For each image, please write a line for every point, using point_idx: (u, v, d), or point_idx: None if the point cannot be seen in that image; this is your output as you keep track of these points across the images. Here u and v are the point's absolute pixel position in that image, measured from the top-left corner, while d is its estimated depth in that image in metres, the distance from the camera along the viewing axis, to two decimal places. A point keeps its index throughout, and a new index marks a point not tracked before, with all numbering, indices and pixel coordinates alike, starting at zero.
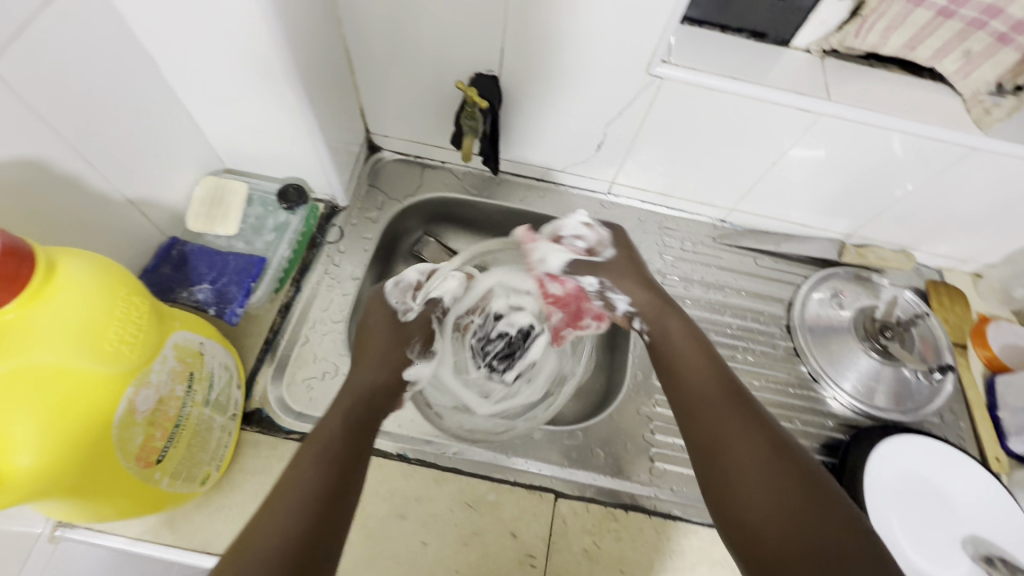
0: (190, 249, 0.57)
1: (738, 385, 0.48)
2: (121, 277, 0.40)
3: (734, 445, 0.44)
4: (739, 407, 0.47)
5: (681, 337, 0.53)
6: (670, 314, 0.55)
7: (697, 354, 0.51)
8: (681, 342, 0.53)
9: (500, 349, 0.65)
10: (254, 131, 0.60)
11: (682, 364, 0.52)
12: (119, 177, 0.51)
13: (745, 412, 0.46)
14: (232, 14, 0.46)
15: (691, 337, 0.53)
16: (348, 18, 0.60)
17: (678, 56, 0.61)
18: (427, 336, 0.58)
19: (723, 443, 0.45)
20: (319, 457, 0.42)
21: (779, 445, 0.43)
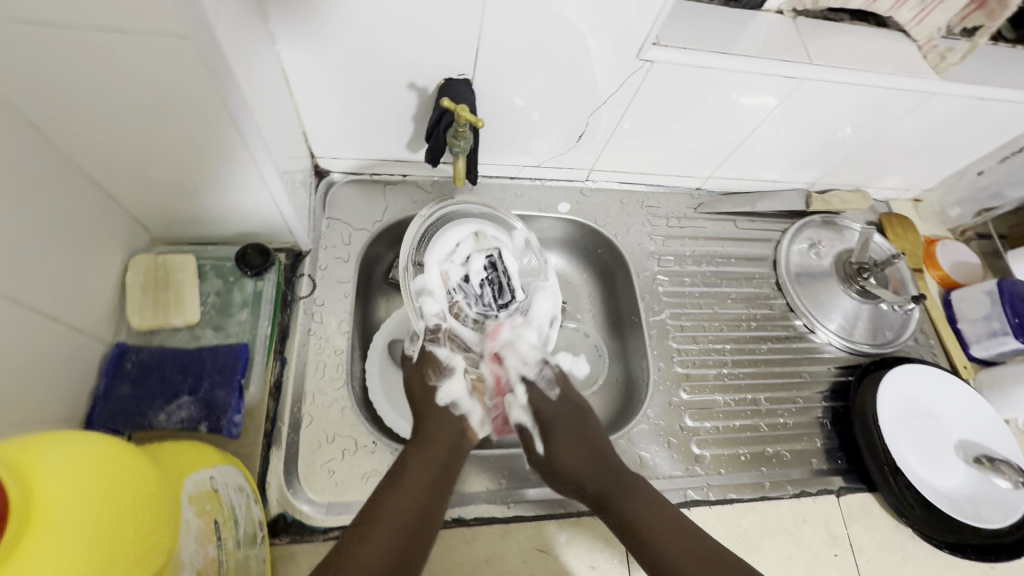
0: (148, 357, 0.47)
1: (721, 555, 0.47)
2: (111, 455, 0.30)
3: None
4: (668, 520, 0.50)
5: (657, 512, 0.50)
6: (581, 432, 0.55)
7: (672, 531, 0.49)
8: (657, 517, 0.50)
9: (491, 290, 0.58)
10: (193, 189, 0.48)
11: (631, 503, 0.51)
12: (36, 290, 0.39)
13: None
14: (161, 58, 0.34)
15: (668, 518, 0.50)
16: (282, 33, 0.48)
17: (663, 34, 0.57)
18: (434, 357, 0.53)
19: (669, 558, 0.47)
20: (390, 527, 0.43)
21: None
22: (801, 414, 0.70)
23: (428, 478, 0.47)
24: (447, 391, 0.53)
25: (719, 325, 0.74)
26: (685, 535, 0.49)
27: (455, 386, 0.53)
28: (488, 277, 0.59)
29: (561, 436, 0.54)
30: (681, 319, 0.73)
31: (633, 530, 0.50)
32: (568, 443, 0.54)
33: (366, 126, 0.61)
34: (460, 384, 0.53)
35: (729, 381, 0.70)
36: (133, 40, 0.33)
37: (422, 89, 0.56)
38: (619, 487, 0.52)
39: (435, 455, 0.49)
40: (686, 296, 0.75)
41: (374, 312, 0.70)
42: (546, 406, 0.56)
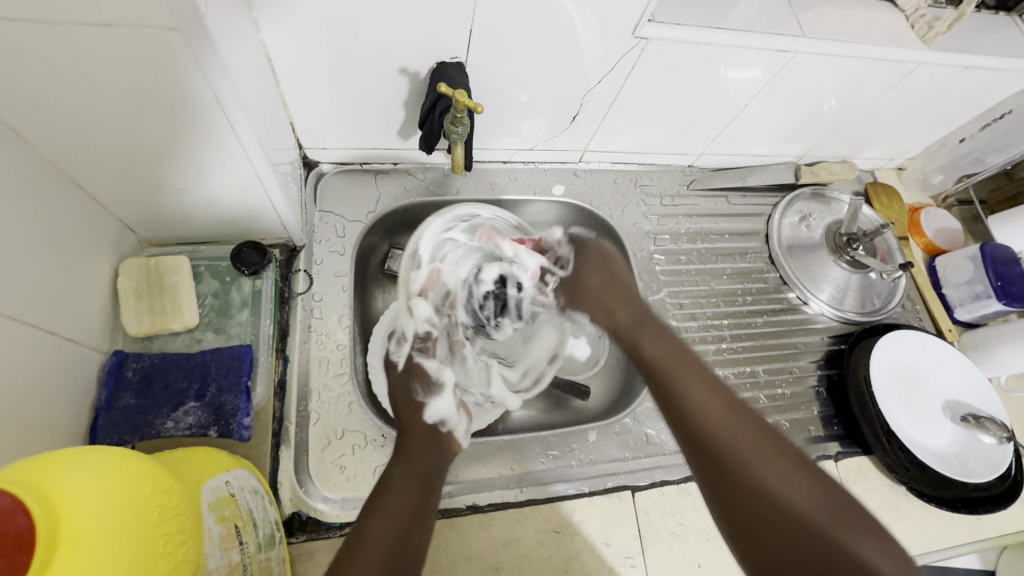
0: (148, 363, 0.45)
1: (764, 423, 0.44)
2: (132, 468, 0.29)
3: (776, 480, 0.40)
4: (736, 404, 0.46)
5: (702, 396, 0.47)
6: (667, 331, 0.54)
7: (717, 399, 0.46)
8: (703, 400, 0.46)
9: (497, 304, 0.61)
10: (182, 188, 0.46)
11: (687, 395, 0.47)
12: (26, 302, 0.37)
13: (764, 442, 0.43)
14: (149, 52, 0.33)
15: (717, 397, 0.46)
16: (267, 19, 0.46)
17: (657, 11, 0.56)
18: (424, 373, 0.54)
19: (733, 435, 0.43)
20: (379, 545, 0.41)
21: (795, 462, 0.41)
22: (797, 384, 0.72)
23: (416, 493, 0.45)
24: (437, 407, 0.52)
25: (716, 301, 0.75)
26: (752, 417, 0.45)
27: (443, 403, 0.53)
28: (495, 291, 0.60)
29: (644, 333, 0.54)
30: (679, 297, 0.74)
31: (688, 407, 0.46)
32: (663, 340, 0.53)
33: (357, 114, 0.59)
34: (448, 401, 0.53)
35: (727, 355, 0.72)
36: (121, 35, 0.31)
37: (414, 75, 0.55)
38: (699, 376, 0.48)
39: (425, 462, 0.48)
40: (683, 273, 0.76)
41: (372, 303, 0.69)
42: (609, 292, 0.58)
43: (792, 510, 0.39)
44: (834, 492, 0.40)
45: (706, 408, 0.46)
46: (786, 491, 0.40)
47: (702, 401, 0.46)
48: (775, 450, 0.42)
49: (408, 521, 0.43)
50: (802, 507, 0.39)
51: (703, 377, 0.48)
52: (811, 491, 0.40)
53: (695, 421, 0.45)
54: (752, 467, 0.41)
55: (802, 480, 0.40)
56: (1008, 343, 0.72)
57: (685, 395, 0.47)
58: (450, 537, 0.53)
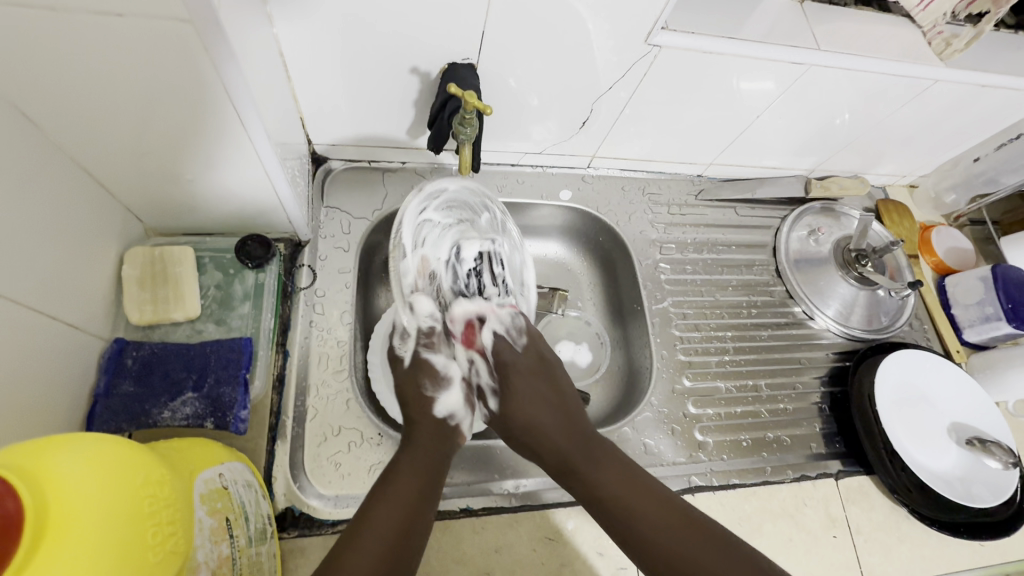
0: (148, 353, 0.45)
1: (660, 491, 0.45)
2: (126, 455, 0.29)
3: (676, 548, 0.41)
4: (634, 479, 0.46)
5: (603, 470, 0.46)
6: (596, 445, 0.49)
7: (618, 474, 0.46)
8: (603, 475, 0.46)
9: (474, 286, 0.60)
10: (189, 179, 0.46)
11: (592, 475, 0.46)
12: (29, 287, 0.37)
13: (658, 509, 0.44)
14: (161, 44, 0.33)
15: (616, 468, 0.47)
16: (281, 14, 0.46)
17: (671, 19, 0.56)
18: (434, 367, 0.50)
19: (631, 510, 0.44)
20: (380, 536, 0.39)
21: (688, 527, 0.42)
22: (800, 400, 0.72)
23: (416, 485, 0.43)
24: (447, 402, 0.49)
25: (721, 312, 0.75)
26: (711, 538, 0.42)
27: (452, 399, 0.50)
28: (473, 269, 0.61)
29: (578, 457, 0.48)
30: (683, 307, 0.73)
31: (650, 543, 0.42)
32: (600, 465, 0.47)
33: (367, 112, 0.59)
34: (457, 396, 0.50)
35: (730, 368, 0.71)
36: (133, 24, 0.31)
37: (425, 75, 0.55)
38: (648, 499, 0.45)
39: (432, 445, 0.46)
40: (687, 283, 0.75)
41: (374, 301, 0.69)
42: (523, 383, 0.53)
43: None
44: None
45: (667, 544, 0.42)
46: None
47: (658, 539, 0.42)
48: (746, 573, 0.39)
49: (415, 507, 0.41)
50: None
51: (651, 499, 0.44)
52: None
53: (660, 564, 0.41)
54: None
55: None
56: (1017, 367, 0.71)
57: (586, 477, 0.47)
58: (443, 539, 0.52)
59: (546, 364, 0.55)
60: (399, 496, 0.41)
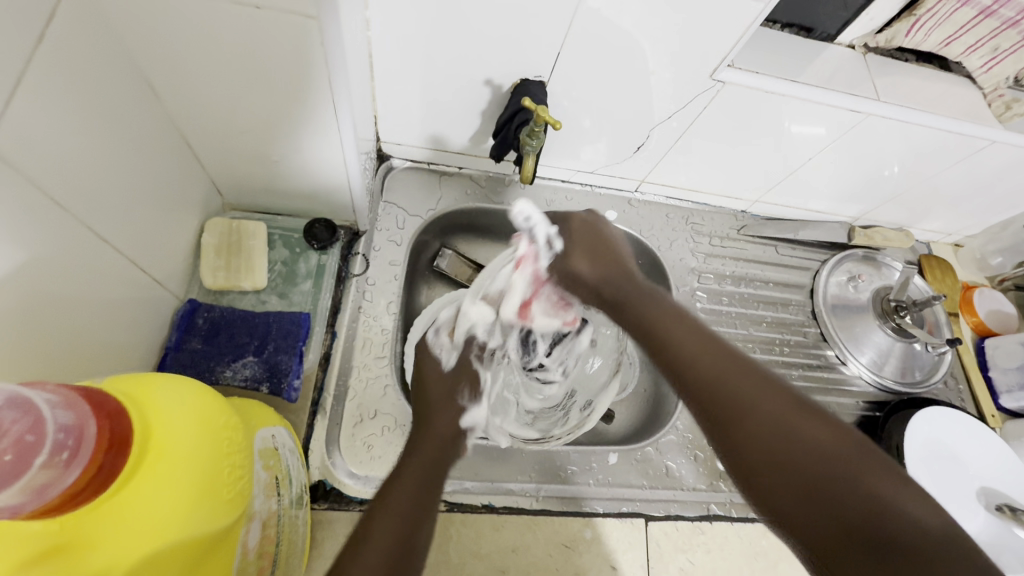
0: (217, 315, 0.49)
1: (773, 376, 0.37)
2: (210, 399, 0.32)
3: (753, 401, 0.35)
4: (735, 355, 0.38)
5: (671, 321, 0.42)
6: (649, 293, 0.46)
7: (698, 336, 0.40)
8: (670, 325, 0.42)
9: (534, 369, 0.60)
10: (275, 160, 0.50)
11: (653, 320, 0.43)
12: (126, 240, 0.41)
13: (738, 365, 0.38)
14: (279, 34, 0.36)
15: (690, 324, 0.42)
16: (377, 19, 0.50)
17: (736, 57, 0.58)
18: (476, 377, 0.52)
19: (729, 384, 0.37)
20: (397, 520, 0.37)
21: (778, 391, 0.36)
22: None
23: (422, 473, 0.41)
24: (472, 415, 0.50)
25: (753, 346, 0.75)
26: (742, 362, 0.38)
27: (478, 412, 0.50)
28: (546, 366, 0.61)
29: (632, 299, 0.46)
30: (716, 337, 0.74)
31: (678, 361, 0.40)
32: (644, 300, 0.45)
33: (437, 116, 0.63)
34: (483, 410, 0.51)
35: None
36: (265, 16, 0.35)
37: (497, 87, 0.58)
38: (699, 335, 0.41)
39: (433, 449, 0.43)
40: (722, 314, 0.76)
41: (417, 296, 0.72)
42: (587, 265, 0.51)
43: (800, 448, 0.33)
44: (854, 441, 0.33)
45: (693, 358, 0.39)
46: (783, 428, 0.34)
47: (688, 352, 0.39)
48: (770, 393, 0.36)
49: (416, 514, 0.38)
50: (809, 445, 0.33)
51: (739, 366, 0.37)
52: (816, 430, 0.33)
53: (683, 372, 0.39)
54: (745, 409, 0.35)
55: (804, 419, 0.34)
56: None
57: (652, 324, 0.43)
58: (463, 531, 0.54)
59: (626, 262, 0.50)
60: (396, 509, 0.38)
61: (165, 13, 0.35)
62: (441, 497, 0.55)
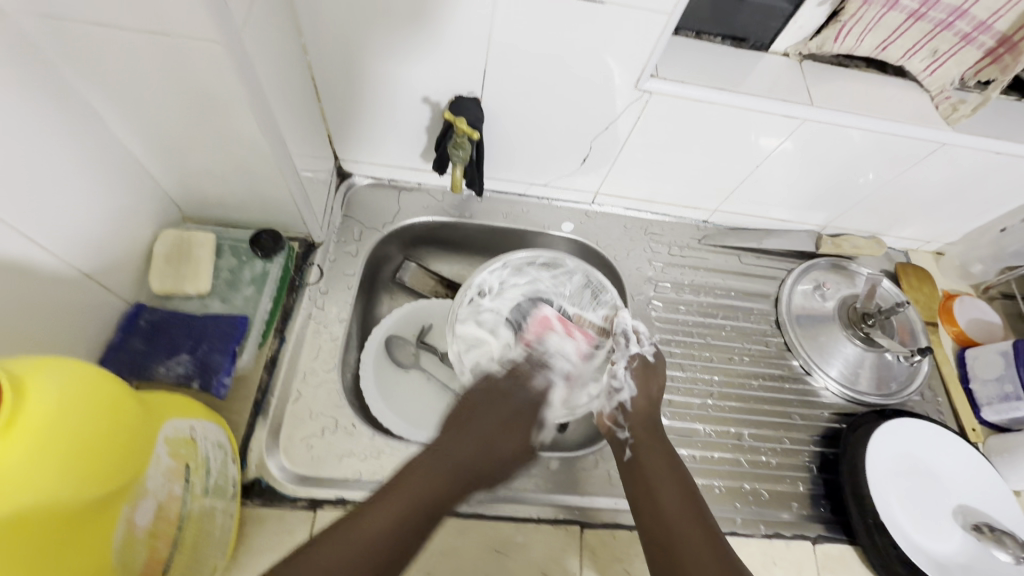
0: (160, 317, 0.52)
1: (705, 520, 0.48)
2: (99, 384, 0.34)
3: (677, 527, 0.48)
4: (683, 491, 0.51)
5: (653, 469, 0.53)
6: (660, 444, 0.55)
7: (667, 478, 0.52)
8: (653, 470, 0.53)
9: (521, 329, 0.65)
10: (219, 175, 0.54)
11: (646, 454, 0.54)
12: (71, 250, 0.45)
13: (677, 501, 0.50)
14: (191, 58, 0.40)
15: (665, 467, 0.53)
16: (311, 45, 0.54)
17: (665, 69, 0.59)
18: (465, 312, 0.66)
19: (664, 507, 0.49)
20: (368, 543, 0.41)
21: (704, 534, 0.47)
22: (787, 456, 0.68)
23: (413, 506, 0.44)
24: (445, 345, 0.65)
25: (710, 355, 0.73)
26: (696, 510, 0.49)
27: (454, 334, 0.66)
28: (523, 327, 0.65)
29: (640, 447, 0.55)
30: (671, 345, 0.73)
31: (649, 487, 0.51)
32: (649, 449, 0.55)
33: (385, 133, 0.67)
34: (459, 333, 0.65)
35: (713, 412, 0.69)
36: (175, 42, 0.39)
37: (435, 104, 0.62)
38: (665, 472, 0.52)
39: (445, 451, 0.49)
40: (679, 323, 0.75)
41: (378, 306, 0.75)
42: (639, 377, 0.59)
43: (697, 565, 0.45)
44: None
45: (665, 498, 0.50)
46: (688, 551, 0.46)
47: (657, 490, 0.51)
48: (709, 549, 0.46)
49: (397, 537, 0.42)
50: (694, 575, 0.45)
51: (677, 499, 0.50)
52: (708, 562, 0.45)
53: (651, 508, 0.50)
54: (674, 538, 0.47)
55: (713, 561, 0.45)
56: None
57: (636, 447, 0.55)
58: None
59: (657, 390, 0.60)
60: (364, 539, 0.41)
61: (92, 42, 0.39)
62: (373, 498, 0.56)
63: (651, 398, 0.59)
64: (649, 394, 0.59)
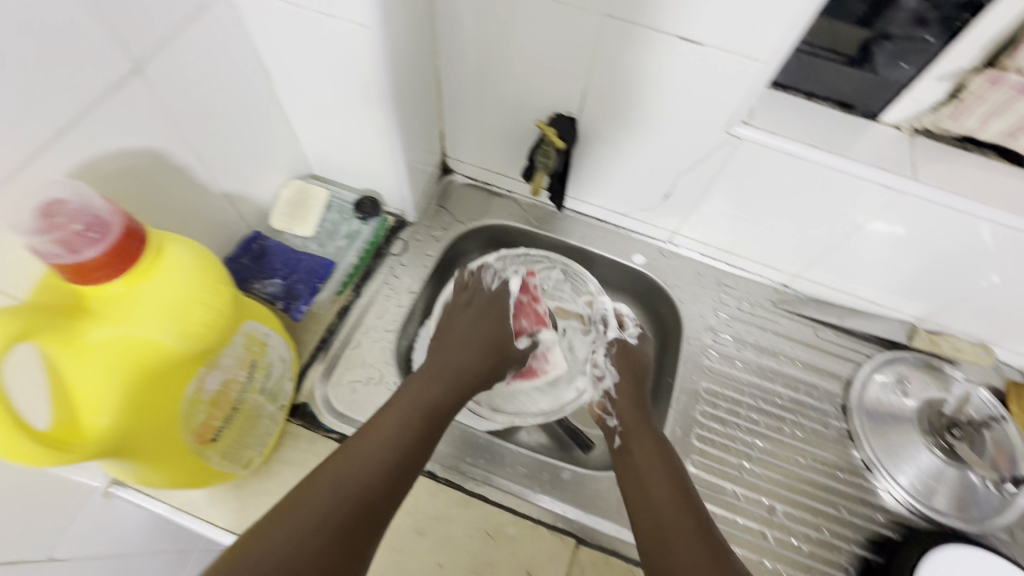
0: (270, 244, 0.62)
1: (688, 496, 0.54)
2: (214, 268, 0.42)
3: (663, 508, 0.53)
4: (672, 476, 0.55)
5: (643, 457, 0.58)
6: (648, 431, 0.60)
7: (657, 467, 0.56)
8: (643, 458, 0.57)
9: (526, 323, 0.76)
10: (345, 143, 0.65)
11: (639, 447, 0.59)
12: (223, 174, 0.57)
13: (665, 486, 0.54)
14: (347, 40, 0.50)
15: (655, 455, 0.58)
16: (444, 51, 0.64)
17: (761, 118, 0.61)
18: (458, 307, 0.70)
19: (653, 497, 0.54)
20: (300, 522, 0.45)
21: (689, 518, 0.51)
22: (823, 548, 0.62)
23: (355, 487, 0.48)
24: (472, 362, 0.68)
25: (757, 419, 0.69)
26: (685, 495, 0.54)
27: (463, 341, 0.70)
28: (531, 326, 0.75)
29: (633, 437, 0.60)
30: (716, 397, 0.70)
31: (642, 476, 0.56)
32: (637, 437, 0.60)
33: (488, 139, 0.74)
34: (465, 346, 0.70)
35: (746, 476, 0.65)
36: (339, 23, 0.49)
37: (536, 118, 0.68)
38: (655, 460, 0.57)
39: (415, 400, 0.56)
40: (731, 378, 0.72)
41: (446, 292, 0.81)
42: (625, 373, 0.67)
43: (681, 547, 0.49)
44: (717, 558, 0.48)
45: (649, 485, 0.55)
46: (671, 534, 0.50)
47: (648, 478, 0.55)
48: (691, 530, 0.50)
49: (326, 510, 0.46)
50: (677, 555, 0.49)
51: (664, 483, 0.55)
52: (687, 545, 0.49)
53: (642, 494, 0.55)
54: (660, 522, 0.52)
55: (695, 541, 0.50)
56: None
57: (630, 438, 0.60)
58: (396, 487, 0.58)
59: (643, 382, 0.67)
60: (299, 514, 0.45)
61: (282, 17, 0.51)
62: None
63: (632, 377, 0.67)
64: (629, 371, 0.67)
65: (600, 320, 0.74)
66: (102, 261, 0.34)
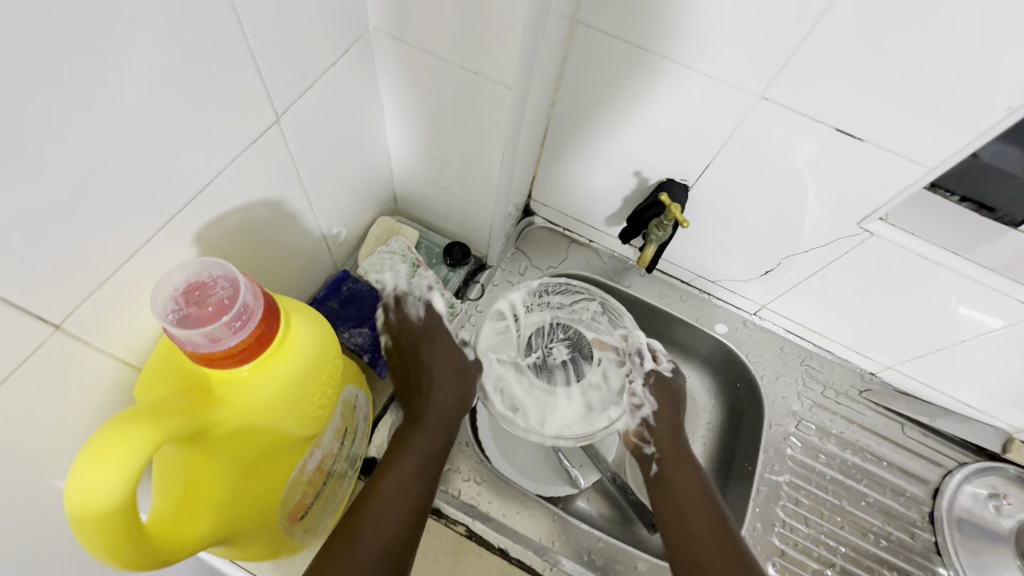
0: (359, 288, 0.60)
1: (728, 527, 0.53)
2: (330, 343, 0.40)
3: (698, 535, 0.52)
4: (712, 507, 0.54)
5: (683, 485, 0.56)
6: (687, 461, 0.59)
7: (697, 496, 0.55)
8: (683, 487, 0.56)
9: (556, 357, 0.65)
10: (444, 186, 0.62)
11: (677, 478, 0.57)
12: (324, 214, 0.54)
13: (704, 514, 0.54)
14: (482, 97, 0.47)
15: (695, 485, 0.56)
16: (561, 102, 0.60)
17: (894, 212, 0.57)
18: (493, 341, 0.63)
19: (691, 525, 0.53)
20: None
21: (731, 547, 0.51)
22: None
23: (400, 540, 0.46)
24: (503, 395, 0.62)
25: (842, 523, 0.66)
26: (723, 525, 0.53)
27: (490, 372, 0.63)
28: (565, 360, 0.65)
29: (670, 461, 0.59)
30: (799, 493, 0.67)
31: (682, 504, 0.55)
32: (676, 465, 0.58)
33: (582, 189, 0.71)
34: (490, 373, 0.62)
35: None
36: (478, 80, 0.46)
37: (644, 179, 0.64)
38: (696, 489, 0.56)
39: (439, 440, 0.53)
40: (814, 473, 0.69)
41: None
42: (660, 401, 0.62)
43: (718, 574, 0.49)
44: None
45: (689, 510, 0.54)
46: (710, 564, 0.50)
47: (687, 507, 0.54)
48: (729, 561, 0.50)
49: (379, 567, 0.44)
50: None
51: (704, 512, 0.54)
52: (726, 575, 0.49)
53: (679, 522, 0.54)
54: (697, 549, 0.51)
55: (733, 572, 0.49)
56: None
57: (668, 466, 0.58)
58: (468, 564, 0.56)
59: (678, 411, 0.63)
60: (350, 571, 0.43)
61: (412, 65, 0.48)
62: (464, 522, 0.58)
63: (669, 406, 0.63)
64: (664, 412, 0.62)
65: (633, 353, 0.65)
66: (238, 347, 0.33)
